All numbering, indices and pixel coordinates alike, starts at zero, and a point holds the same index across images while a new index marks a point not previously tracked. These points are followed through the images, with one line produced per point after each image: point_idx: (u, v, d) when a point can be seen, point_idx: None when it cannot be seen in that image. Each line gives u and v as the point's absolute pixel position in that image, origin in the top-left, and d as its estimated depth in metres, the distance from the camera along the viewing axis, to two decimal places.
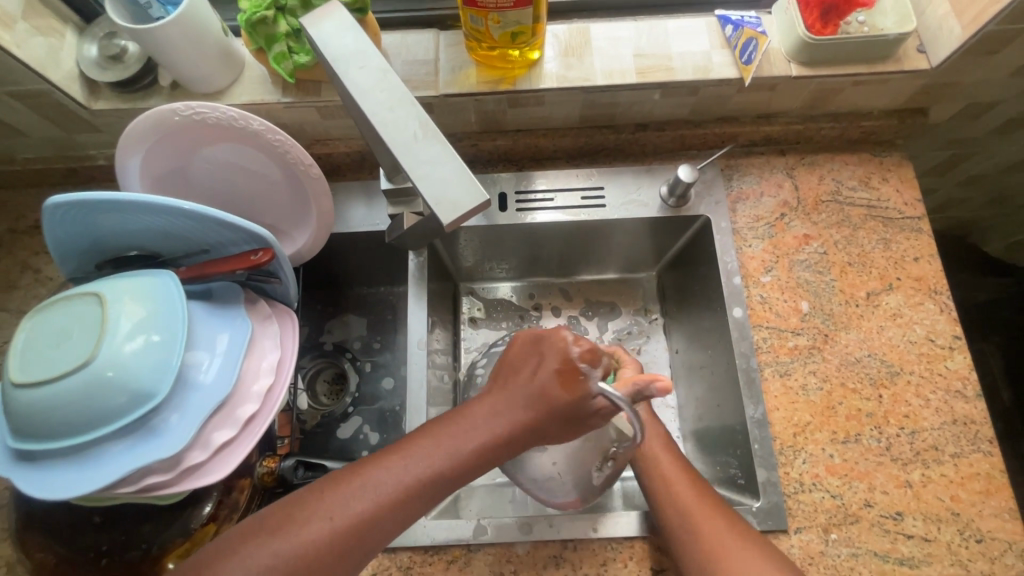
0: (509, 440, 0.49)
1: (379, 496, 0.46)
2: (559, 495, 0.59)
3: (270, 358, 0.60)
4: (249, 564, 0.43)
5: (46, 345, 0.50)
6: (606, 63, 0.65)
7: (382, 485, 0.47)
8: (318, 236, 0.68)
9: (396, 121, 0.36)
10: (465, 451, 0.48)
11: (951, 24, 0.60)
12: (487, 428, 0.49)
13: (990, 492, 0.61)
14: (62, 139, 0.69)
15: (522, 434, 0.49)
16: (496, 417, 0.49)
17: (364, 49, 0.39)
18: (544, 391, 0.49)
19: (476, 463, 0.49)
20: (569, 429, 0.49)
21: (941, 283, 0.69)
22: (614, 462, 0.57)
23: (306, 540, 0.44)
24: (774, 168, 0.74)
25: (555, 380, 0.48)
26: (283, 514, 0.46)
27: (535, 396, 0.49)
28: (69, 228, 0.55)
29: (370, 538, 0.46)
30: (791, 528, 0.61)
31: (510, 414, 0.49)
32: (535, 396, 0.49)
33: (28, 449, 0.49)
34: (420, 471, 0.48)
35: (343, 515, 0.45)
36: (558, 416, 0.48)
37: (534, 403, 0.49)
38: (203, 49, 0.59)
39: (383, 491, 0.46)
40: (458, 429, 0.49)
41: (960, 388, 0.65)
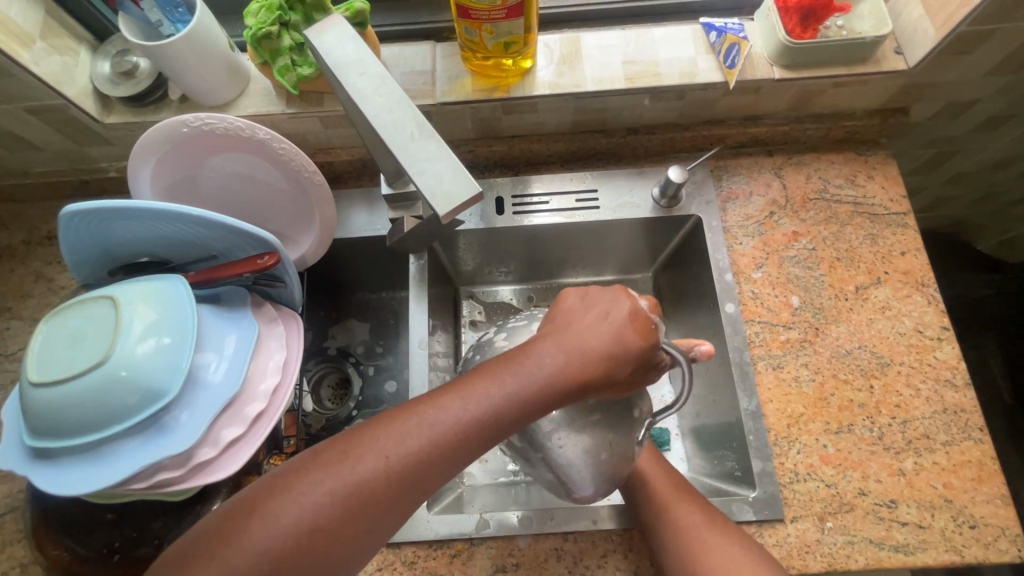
0: (574, 385, 0.47)
1: (434, 438, 0.45)
2: (590, 481, 0.50)
3: (277, 358, 0.62)
4: (306, 502, 0.43)
5: (61, 347, 0.52)
6: (597, 71, 0.68)
7: (437, 425, 0.46)
8: (321, 241, 0.70)
9: (394, 123, 0.39)
10: (529, 396, 0.46)
11: (925, 26, 0.63)
12: (553, 369, 0.47)
13: (982, 478, 0.62)
14: (75, 152, 0.72)
15: (590, 382, 0.47)
16: (562, 360, 0.48)
17: (364, 56, 0.41)
18: (615, 336, 0.48)
19: (538, 408, 0.47)
20: (634, 379, 0.48)
21: (928, 276, 0.70)
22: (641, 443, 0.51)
23: (359, 479, 0.44)
24: (763, 168, 0.76)
25: (627, 327, 0.49)
26: (336, 454, 0.45)
27: (607, 339, 0.48)
28: (83, 236, 0.57)
29: (423, 480, 0.45)
30: (787, 517, 0.62)
31: (577, 358, 0.48)
32: (604, 342, 0.48)
33: (44, 447, 0.51)
34: (476, 413, 0.46)
35: (397, 455, 0.45)
36: (630, 363, 0.48)
37: (601, 350, 0.48)
38: (211, 64, 0.62)
39: (439, 432, 0.46)
40: (521, 369, 0.47)
41: (950, 377, 0.66)
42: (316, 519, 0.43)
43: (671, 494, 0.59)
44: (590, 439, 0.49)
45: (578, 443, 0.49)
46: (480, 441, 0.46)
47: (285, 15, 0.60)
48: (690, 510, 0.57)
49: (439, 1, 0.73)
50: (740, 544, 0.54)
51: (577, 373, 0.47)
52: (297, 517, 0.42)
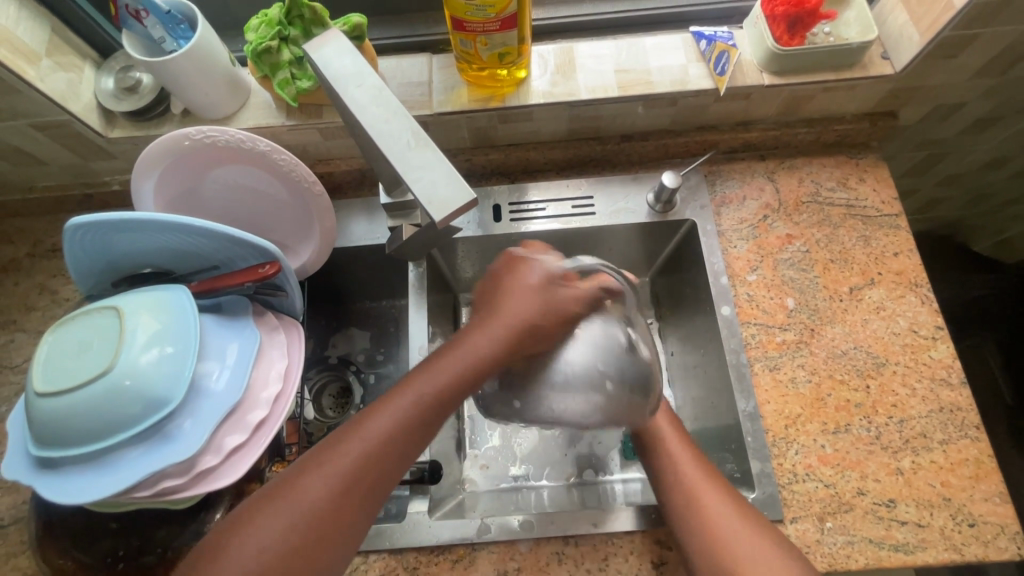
0: (498, 349, 0.55)
1: (379, 435, 0.50)
2: (632, 388, 0.56)
3: (278, 366, 0.62)
4: (270, 531, 0.45)
5: (66, 356, 0.53)
6: (590, 79, 0.69)
7: (376, 425, 0.51)
8: (321, 250, 0.71)
9: (391, 132, 0.40)
10: (452, 377, 0.54)
11: (910, 32, 0.64)
12: (473, 348, 0.55)
13: (980, 476, 0.63)
14: (79, 167, 0.73)
15: (547, 318, 0.55)
16: (479, 336, 0.55)
17: (361, 68, 0.42)
18: (533, 290, 0.57)
19: (463, 381, 0.54)
20: (557, 324, 0.56)
21: (921, 276, 0.71)
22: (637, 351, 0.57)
23: (316, 501, 0.47)
24: (755, 172, 0.77)
25: (542, 275, 0.58)
26: (291, 477, 0.49)
27: (528, 297, 0.56)
28: (88, 248, 0.59)
29: (383, 467, 0.50)
30: (786, 518, 0.62)
31: (508, 324, 0.55)
32: (530, 294, 0.56)
33: (49, 457, 0.52)
34: (412, 406, 0.52)
35: (349, 456, 0.49)
36: (541, 314, 0.56)
37: (539, 300, 0.56)
38: (212, 79, 0.63)
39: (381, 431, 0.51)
40: (434, 362, 0.55)
41: (945, 376, 0.67)
42: (281, 539, 0.45)
43: (694, 475, 0.58)
44: (581, 383, 0.54)
45: (572, 397, 0.54)
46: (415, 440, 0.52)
47: (284, 30, 0.61)
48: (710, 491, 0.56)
49: (434, 15, 0.74)
50: (757, 533, 0.52)
51: (512, 335, 0.55)
52: (263, 543, 0.45)
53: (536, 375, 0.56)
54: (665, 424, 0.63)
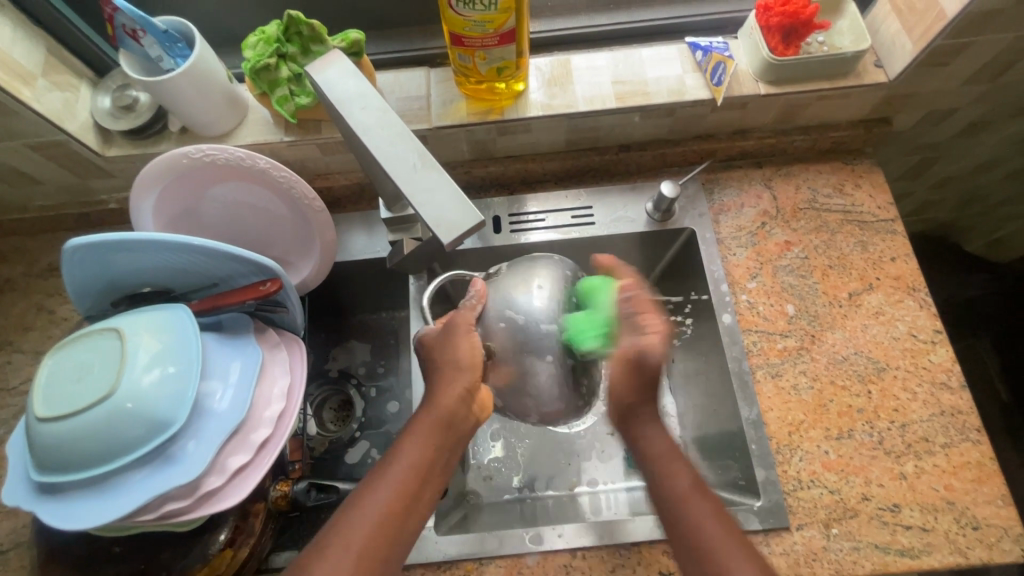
0: (456, 400, 0.56)
1: (382, 500, 0.52)
2: (575, 271, 0.63)
3: (281, 384, 0.62)
4: None
5: (67, 380, 0.52)
6: (587, 91, 0.70)
7: (377, 493, 0.52)
8: (322, 265, 0.71)
9: (397, 153, 0.40)
10: (437, 432, 0.56)
11: (902, 41, 0.65)
12: (442, 406, 0.56)
13: (982, 479, 0.63)
14: (75, 186, 0.72)
15: (496, 305, 0.59)
16: (444, 393, 0.57)
17: (365, 89, 0.42)
18: (457, 331, 0.58)
19: (447, 434, 0.56)
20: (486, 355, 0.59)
21: (918, 281, 0.72)
22: (557, 274, 0.61)
23: None
24: (752, 180, 0.78)
25: (453, 315, 0.60)
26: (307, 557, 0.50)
27: (460, 339, 0.58)
28: (88, 269, 0.58)
29: (394, 526, 0.52)
30: (792, 525, 0.62)
31: (455, 371, 0.57)
32: (458, 332, 0.58)
33: (51, 482, 0.51)
34: (407, 470, 0.54)
35: (360, 528, 0.50)
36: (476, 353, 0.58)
37: (467, 325, 0.58)
38: (211, 96, 0.63)
39: (384, 499, 0.52)
40: (417, 422, 0.56)
41: (945, 380, 0.68)
42: None
43: (687, 488, 0.55)
44: (545, 312, 0.58)
45: (550, 330, 0.58)
46: (413, 505, 0.53)
47: (283, 47, 0.61)
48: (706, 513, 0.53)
49: (431, 28, 0.74)
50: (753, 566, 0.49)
51: (469, 373, 0.57)
52: None
53: (547, 338, 0.57)
54: (651, 419, 0.59)
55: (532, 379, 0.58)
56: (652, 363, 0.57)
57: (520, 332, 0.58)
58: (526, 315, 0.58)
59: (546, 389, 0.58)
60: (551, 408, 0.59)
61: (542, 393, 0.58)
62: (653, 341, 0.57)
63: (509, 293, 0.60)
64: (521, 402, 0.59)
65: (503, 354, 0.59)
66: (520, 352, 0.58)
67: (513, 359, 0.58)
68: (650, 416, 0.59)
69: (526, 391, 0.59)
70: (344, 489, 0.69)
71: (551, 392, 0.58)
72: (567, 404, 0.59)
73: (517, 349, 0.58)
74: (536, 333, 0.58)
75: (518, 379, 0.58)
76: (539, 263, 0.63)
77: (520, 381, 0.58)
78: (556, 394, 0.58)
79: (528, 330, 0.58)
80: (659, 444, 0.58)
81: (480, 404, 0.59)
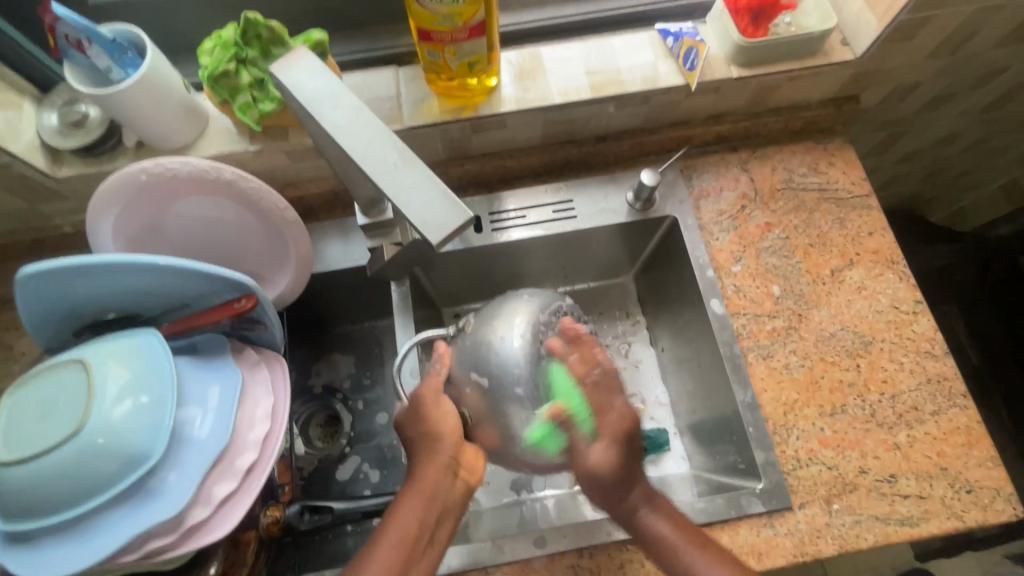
0: (440, 475, 0.57)
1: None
2: (550, 307, 0.61)
3: (264, 405, 0.59)
4: None
5: (30, 419, 0.48)
6: (561, 83, 0.69)
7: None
8: (299, 278, 0.68)
9: (377, 152, 0.38)
10: (421, 505, 0.56)
11: (867, 18, 0.66)
12: (426, 482, 0.57)
13: (972, 443, 0.65)
14: (25, 212, 0.67)
15: (462, 364, 0.59)
16: (428, 466, 0.57)
17: (336, 88, 0.39)
18: (426, 402, 0.59)
19: (432, 507, 0.56)
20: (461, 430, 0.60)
21: (896, 253, 0.73)
22: (530, 322, 0.59)
23: None
24: (729, 164, 0.78)
25: (419, 385, 0.61)
26: None
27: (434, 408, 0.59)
28: (44, 297, 0.54)
29: None
30: (794, 505, 0.63)
31: (435, 442, 0.58)
32: (424, 402, 0.59)
33: (20, 530, 0.48)
34: (392, 545, 0.53)
35: None
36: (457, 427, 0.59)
37: (432, 393, 0.59)
38: (167, 107, 0.60)
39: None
40: (404, 496, 0.56)
41: (929, 348, 0.69)
42: None
43: (671, 536, 0.56)
44: (518, 371, 0.56)
45: (523, 388, 0.56)
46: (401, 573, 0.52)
47: (242, 51, 0.59)
48: (699, 561, 0.55)
49: (397, 26, 0.72)
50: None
51: (448, 442, 0.58)
52: None
53: (515, 389, 0.56)
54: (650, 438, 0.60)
55: (513, 435, 0.57)
56: (605, 473, 0.57)
57: (488, 391, 0.57)
58: (494, 370, 0.57)
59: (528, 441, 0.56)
60: (540, 461, 0.58)
61: (524, 447, 0.57)
62: (603, 446, 0.57)
63: (478, 346, 0.58)
64: (511, 458, 0.59)
65: (480, 414, 0.58)
66: (495, 412, 0.57)
67: (492, 421, 0.57)
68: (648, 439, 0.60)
69: (510, 445, 0.57)
70: (339, 509, 0.65)
71: (535, 446, 0.57)
72: (557, 457, 0.58)
73: (491, 410, 0.57)
74: (509, 395, 0.56)
75: (501, 436, 0.57)
76: (508, 307, 0.61)
77: (502, 437, 0.57)
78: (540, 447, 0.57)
79: (499, 387, 0.56)
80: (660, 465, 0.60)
81: (468, 469, 0.59)
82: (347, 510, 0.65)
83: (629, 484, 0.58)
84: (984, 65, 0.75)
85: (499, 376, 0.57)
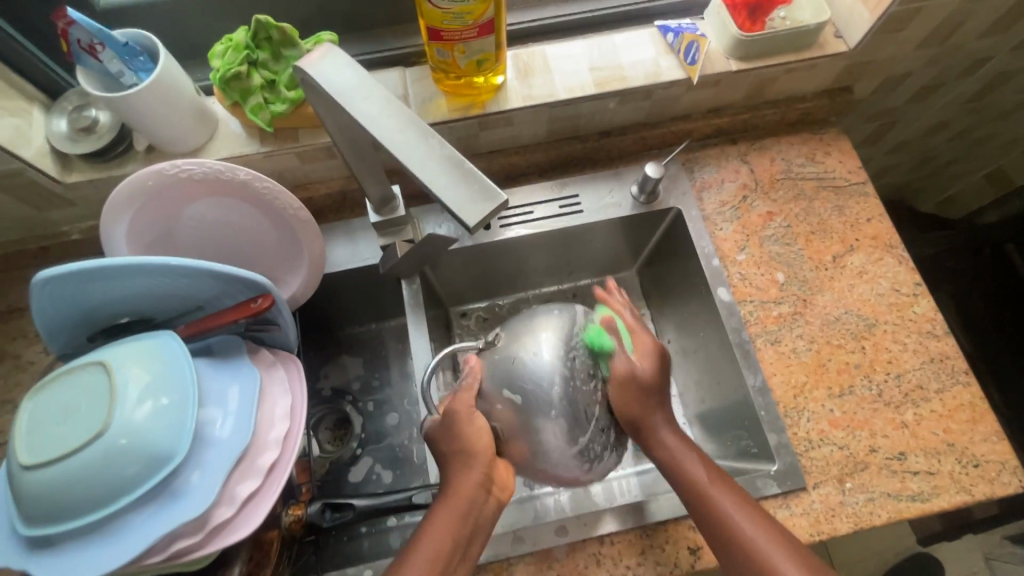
0: (472, 493, 0.55)
1: None
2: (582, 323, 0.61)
3: (283, 404, 0.59)
4: None
5: (51, 423, 0.48)
6: (566, 79, 0.70)
7: None
8: (311, 278, 0.68)
9: (408, 141, 0.39)
10: (455, 522, 0.54)
11: (859, 10, 0.68)
12: (457, 496, 0.55)
13: (976, 419, 0.66)
14: (33, 219, 0.67)
15: (493, 380, 0.58)
16: (461, 483, 0.56)
17: (364, 80, 0.40)
18: (458, 420, 0.58)
19: (465, 521, 0.55)
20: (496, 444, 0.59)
21: (894, 238, 0.75)
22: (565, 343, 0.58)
23: None
24: (729, 156, 0.80)
25: (450, 400, 0.60)
26: None
27: (468, 422, 0.58)
28: (60, 302, 0.54)
29: None
30: (809, 485, 0.64)
31: (467, 459, 0.57)
32: (458, 418, 0.58)
33: (43, 535, 0.47)
34: (426, 561, 0.52)
35: None
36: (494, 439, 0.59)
37: (465, 409, 0.58)
38: (179, 110, 0.60)
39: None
40: (437, 510, 0.55)
41: (930, 329, 0.71)
42: None
43: (703, 480, 0.58)
44: (551, 390, 0.56)
45: (556, 407, 0.55)
46: None
47: (254, 53, 0.59)
48: (721, 490, 0.57)
49: (402, 28, 0.73)
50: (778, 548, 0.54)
51: (483, 458, 0.57)
52: None
53: (548, 405, 0.56)
54: (664, 425, 0.61)
55: (545, 451, 0.56)
56: (642, 378, 0.61)
57: (521, 407, 0.56)
58: (526, 387, 0.57)
59: (559, 457, 0.56)
60: (569, 475, 0.58)
61: (556, 462, 0.57)
62: (642, 359, 0.63)
63: (510, 362, 0.58)
64: (540, 471, 0.58)
65: (511, 431, 0.58)
66: (527, 428, 0.56)
67: (523, 437, 0.57)
68: (663, 423, 0.61)
69: (541, 461, 0.57)
70: (361, 505, 0.64)
71: (566, 460, 0.56)
72: (585, 471, 0.57)
73: (523, 426, 0.57)
74: (541, 413, 0.56)
75: (531, 451, 0.57)
76: (540, 323, 0.60)
77: (533, 452, 0.57)
78: (571, 461, 0.56)
79: (532, 404, 0.56)
80: (670, 443, 0.61)
81: (500, 486, 0.58)
82: (370, 507, 0.65)
83: (658, 403, 0.62)
84: (971, 55, 0.78)
85: (532, 393, 0.56)
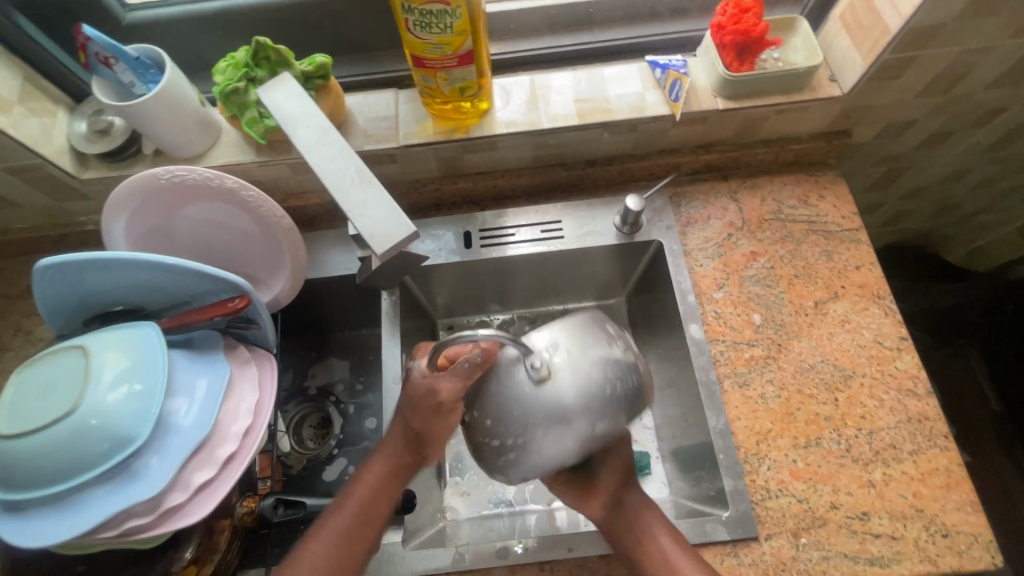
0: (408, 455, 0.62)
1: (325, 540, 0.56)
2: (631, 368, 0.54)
3: (249, 400, 0.62)
4: None
5: (32, 398, 0.53)
6: (550, 109, 0.72)
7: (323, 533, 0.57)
8: (294, 282, 0.72)
9: (337, 168, 0.46)
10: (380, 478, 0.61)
11: (852, 55, 0.67)
12: (390, 450, 0.62)
13: (951, 486, 0.63)
14: (53, 209, 0.74)
15: (514, 398, 0.52)
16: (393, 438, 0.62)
17: (308, 110, 0.49)
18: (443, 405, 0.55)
19: (404, 471, 0.62)
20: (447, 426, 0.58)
21: (883, 288, 0.73)
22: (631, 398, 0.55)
23: None
24: (719, 192, 0.79)
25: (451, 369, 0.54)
26: None
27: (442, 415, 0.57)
28: (59, 287, 0.59)
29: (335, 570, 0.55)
30: (761, 535, 0.62)
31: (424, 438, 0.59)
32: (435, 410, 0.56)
33: (14, 500, 0.52)
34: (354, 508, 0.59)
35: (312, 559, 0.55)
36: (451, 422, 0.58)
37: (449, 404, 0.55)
38: (181, 118, 0.65)
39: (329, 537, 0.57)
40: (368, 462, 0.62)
41: (912, 386, 0.68)
42: None
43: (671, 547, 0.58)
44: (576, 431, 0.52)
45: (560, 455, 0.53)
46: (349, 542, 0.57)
47: (252, 71, 0.63)
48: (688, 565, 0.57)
49: (400, 51, 0.77)
50: None
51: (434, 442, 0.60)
52: None
53: (558, 444, 0.52)
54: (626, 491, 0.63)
55: (510, 469, 0.54)
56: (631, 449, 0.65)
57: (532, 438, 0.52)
58: (551, 426, 0.51)
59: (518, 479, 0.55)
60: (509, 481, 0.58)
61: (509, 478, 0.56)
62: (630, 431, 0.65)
63: (545, 396, 0.51)
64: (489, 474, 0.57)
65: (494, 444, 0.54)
66: (517, 452, 0.53)
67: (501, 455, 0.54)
68: (628, 490, 0.63)
69: (501, 470, 0.55)
70: None
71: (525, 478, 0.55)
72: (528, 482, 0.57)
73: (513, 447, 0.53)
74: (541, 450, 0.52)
75: (496, 463, 0.55)
76: (590, 352, 0.53)
77: (500, 465, 0.55)
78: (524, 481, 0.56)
79: (545, 436, 0.52)
80: (635, 505, 0.62)
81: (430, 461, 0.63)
82: None
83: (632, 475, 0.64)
84: (980, 104, 0.75)
85: (559, 424, 0.51)
